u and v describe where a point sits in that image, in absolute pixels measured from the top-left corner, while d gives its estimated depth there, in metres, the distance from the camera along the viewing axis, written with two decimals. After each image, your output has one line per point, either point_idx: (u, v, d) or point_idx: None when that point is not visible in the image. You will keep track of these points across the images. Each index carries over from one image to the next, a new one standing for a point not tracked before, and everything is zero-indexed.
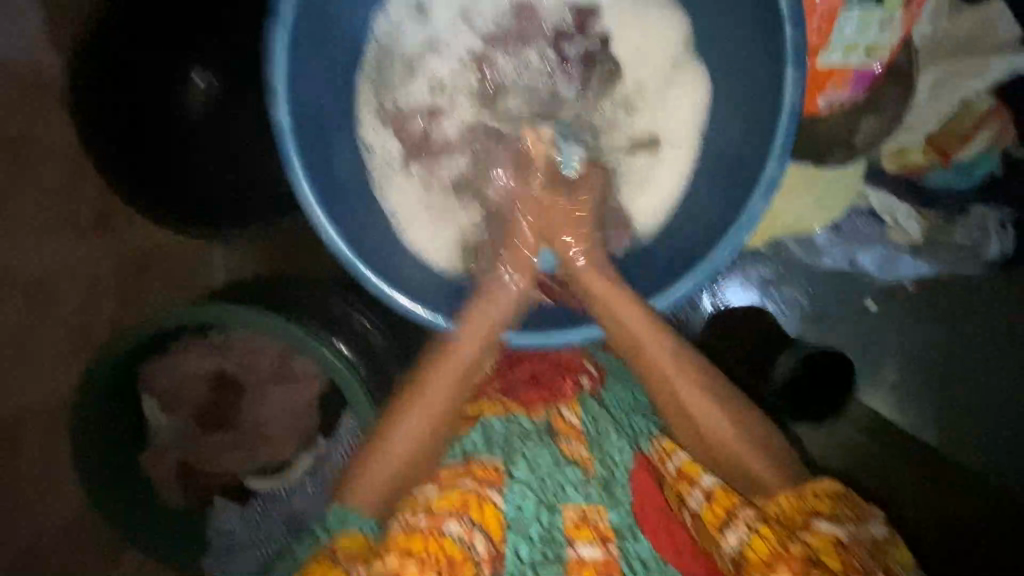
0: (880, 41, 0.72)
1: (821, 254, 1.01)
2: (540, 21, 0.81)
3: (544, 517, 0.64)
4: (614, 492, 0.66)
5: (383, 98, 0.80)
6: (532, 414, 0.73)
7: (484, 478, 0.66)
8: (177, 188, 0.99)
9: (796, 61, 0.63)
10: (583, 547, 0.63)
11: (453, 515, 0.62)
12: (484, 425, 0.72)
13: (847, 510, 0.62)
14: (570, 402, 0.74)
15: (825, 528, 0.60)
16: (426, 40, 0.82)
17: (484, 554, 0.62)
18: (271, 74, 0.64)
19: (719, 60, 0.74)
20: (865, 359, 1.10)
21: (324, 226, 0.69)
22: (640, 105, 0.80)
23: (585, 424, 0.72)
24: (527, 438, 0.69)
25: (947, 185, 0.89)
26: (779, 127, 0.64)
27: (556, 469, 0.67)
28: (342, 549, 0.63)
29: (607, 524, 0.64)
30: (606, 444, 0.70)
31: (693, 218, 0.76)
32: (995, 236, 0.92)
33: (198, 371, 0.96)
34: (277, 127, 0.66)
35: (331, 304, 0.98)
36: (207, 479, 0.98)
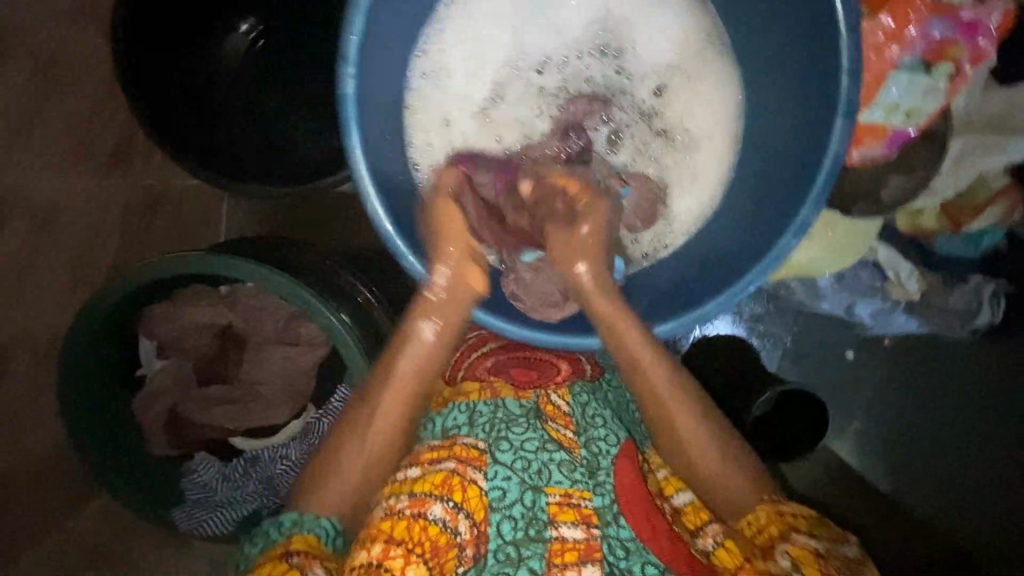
0: (921, 106, 0.74)
1: (821, 297, 1.05)
2: (598, 29, 0.81)
3: (528, 499, 0.66)
4: (597, 478, 0.68)
5: (441, 79, 0.80)
6: (521, 398, 0.73)
7: (468, 459, 0.68)
8: (196, 146, 0.97)
9: (846, 113, 0.64)
10: (566, 528, 0.65)
11: (437, 498, 0.65)
12: (469, 405, 0.72)
13: (825, 531, 0.65)
14: (559, 388, 0.76)
15: (804, 543, 0.63)
16: (491, 27, 0.81)
17: (468, 535, 0.65)
18: (345, 46, 0.63)
19: (760, 98, 0.76)
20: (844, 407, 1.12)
21: (372, 203, 0.69)
22: (692, 125, 0.81)
23: (574, 411, 0.74)
24: (514, 421, 0.70)
25: (950, 251, 0.94)
26: (821, 172, 0.66)
27: (541, 450, 0.69)
28: (298, 549, 0.63)
29: (590, 507, 0.67)
30: (592, 435, 0.72)
31: (716, 238, 0.77)
32: (987, 306, 0.96)
33: (202, 323, 0.94)
34: (342, 102, 0.66)
35: (338, 272, 1.01)
36: (199, 433, 0.98)
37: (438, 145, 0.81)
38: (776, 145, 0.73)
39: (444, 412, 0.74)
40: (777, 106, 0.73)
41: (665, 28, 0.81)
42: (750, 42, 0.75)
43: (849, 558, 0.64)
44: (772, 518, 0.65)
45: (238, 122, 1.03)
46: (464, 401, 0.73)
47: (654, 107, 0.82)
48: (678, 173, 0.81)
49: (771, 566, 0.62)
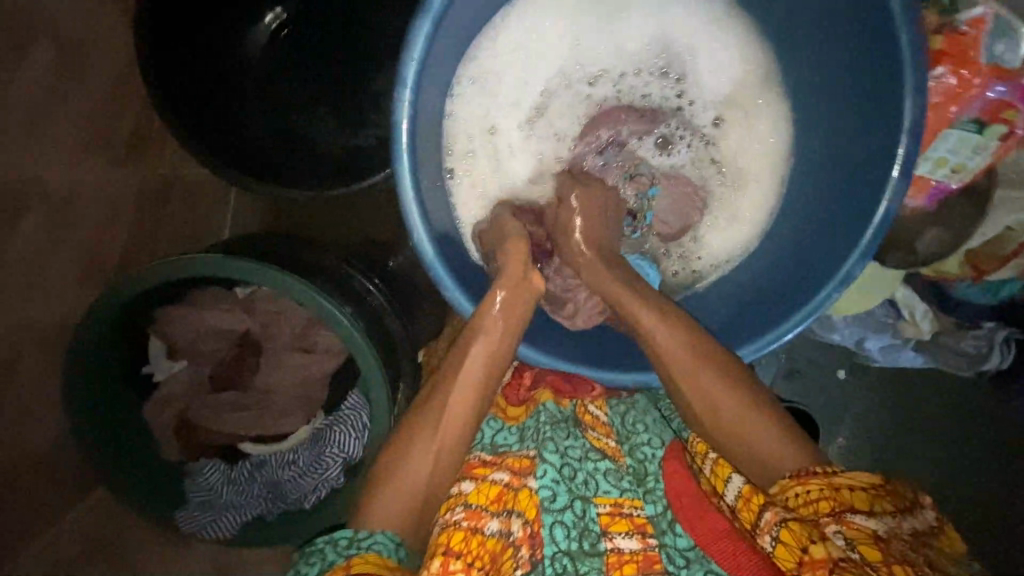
0: (969, 162, 0.73)
1: (833, 329, 1.05)
2: (660, 51, 0.80)
3: (578, 506, 0.66)
4: (647, 484, 0.70)
5: (490, 93, 0.78)
6: (560, 403, 0.77)
7: (518, 469, 0.69)
8: (219, 144, 0.95)
9: (904, 173, 0.64)
10: (621, 539, 0.65)
11: (492, 515, 0.64)
12: (513, 421, 0.76)
13: (891, 504, 0.57)
14: (597, 399, 0.79)
15: (860, 523, 0.55)
16: (544, 43, 0.79)
17: (521, 534, 0.66)
18: (404, 70, 0.62)
19: (817, 140, 0.75)
20: (846, 431, 1.14)
21: (417, 228, 0.68)
22: (737, 158, 0.81)
23: (614, 421, 0.77)
24: (558, 428, 0.73)
25: (966, 296, 0.95)
26: (870, 229, 0.66)
27: (585, 458, 0.71)
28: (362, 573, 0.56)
29: (642, 516, 0.67)
30: (635, 441, 0.74)
31: (757, 276, 0.78)
32: (998, 349, 0.98)
33: (221, 329, 0.92)
34: (394, 126, 0.65)
35: (355, 279, 1.02)
36: (206, 438, 0.95)
37: (480, 162, 0.79)
38: (827, 191, 0.73)
39: (499, 423, 0.75)
40: (830, 151, 0.73)
41: (720, 58, 0.80)
42: (808, 84, 0.75)
43: (919, 534, 0.56)
44: (828, 493, 0.58)
45: (253, 105, 1.00)
46: (510, 423, 0.75)
47: (704, 138, 0.82)
48: (722, 206, 0.82)
49: (832, 552, 0.53)
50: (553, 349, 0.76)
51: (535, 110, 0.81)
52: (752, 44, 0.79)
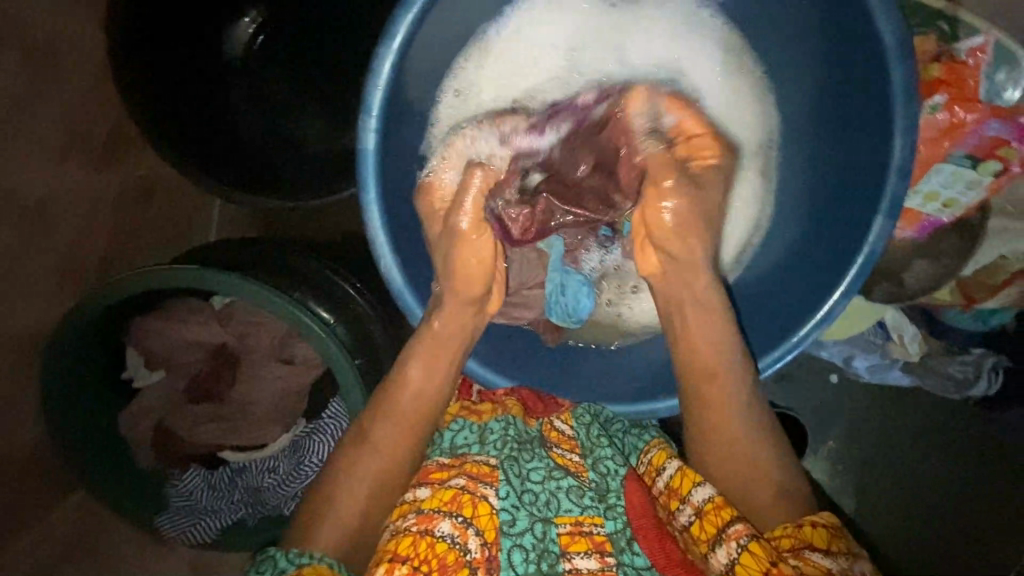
0: (960, 198, 0.71)
1: (822, 347, 1.01)
2: (649, 66, 0.77)
3: (538, 529, 0.66)
4: (608, 501, 0.70)
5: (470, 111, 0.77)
6: (528, 421, 0.76)
7: (478, 475, 0.68)
8: (204, 149, 0.94)
9: (887, 215, 0.64)
10: (580, 559, 0.65)
11: (445, 515, 0.64)
12: (478, 424, 0.74)
13: (842, 544, 0.61)
14: (564, 413, 0.79)
15: (815, 559, 0.59)
16: (524, 60, 0.78)
17: (478, 556, 0.63)
18: (369, 99, 0.63)
19: (813, 162, 0.74)
20: (837, 434, 1.12)
21: (381, 256, 0.70)
22: (728, 180, 0.79)
23: (579, 434, 0.76)
24: (523, 447, 0.72)
25: (958, 323, 0.94)
26: (852, 270, 0.66)
27: (548, 478, 0.70)
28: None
29: (603, 534, 0.67)
30: (598, 455, 0.73)
31: (745, 305, 0.78)
32: (986, 377, 0.96)
33: (194, 341, 0.91)
34: (361, 156, 0.66)
35: (331, 284, 0.99)
36: (185, 447, 0.95)
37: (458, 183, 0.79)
38: (822, 217, 0.72)
39: (452, 427, 0.75)
40: (816, 183, 0.73)
41: (706, 76, 0.77)
42: (805, 106, 0.73)
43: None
44: (790, 530, 0.62)
45: (239, 103, 0.99)
46: (473, 421, 0.74)
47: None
48: (717, 224, 0.80)
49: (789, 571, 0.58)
50: (505, 365, 0.81)
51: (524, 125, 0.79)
52: (754, 59, 0.76)
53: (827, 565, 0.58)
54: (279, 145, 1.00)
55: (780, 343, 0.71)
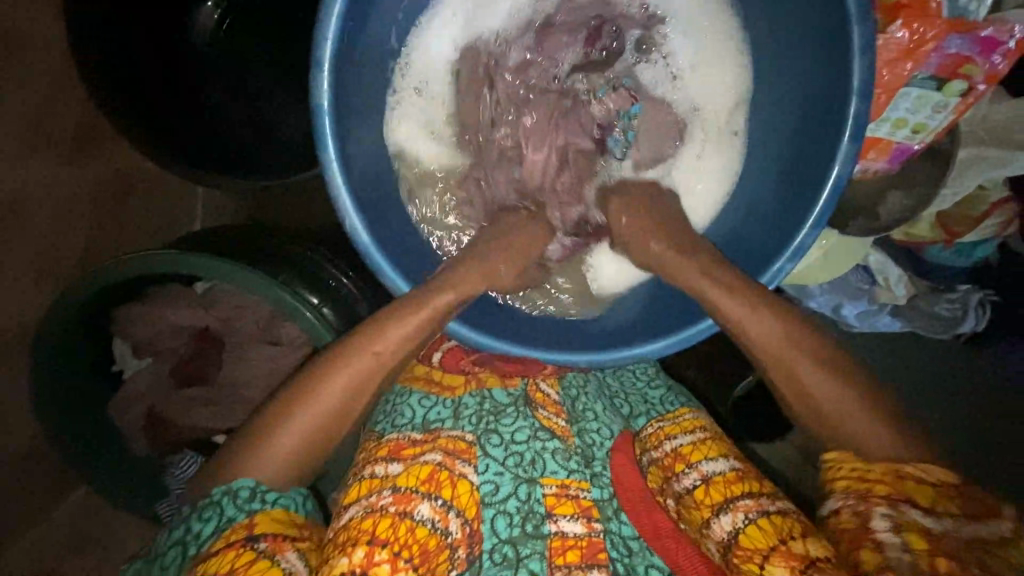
0: (930, 122, 0.69)
1: (809, 297, 1.00)
2: (602, 16, 0.80)
3: (523, 492, 0.72)
4: (593, 468, 0.75)
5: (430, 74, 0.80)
6: (507, 386, 0.79)
7: (455, 452, 0.72)
8: (175, 136, 0.94)
9: (854, 137, 0.65)
10: (565, 522, 0.71)
11: (422, 497, 0.67)
12: (453, 400, 0.76)
13: (952, 503, 0.56)
14: (548, 377, 0.82)
15: (914, 517, 0.55)
16: (478, 19, 0.80)
17: (459, 535, 0.68)
18: (317, 53, 0.63)
19: (772, 100, 0.75)
20: None
21: (349, 217, 0.68)
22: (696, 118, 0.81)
23: (565, 403, 0.80)
24: (502, 413, 0.76)
25: (939, 261, 0.94)
26: (822, 198, 0.67)
27: (532, 439, 0.75)
28: (264, 533, 0.60)
29: (589, 498, 0.73)
30: (585, 425, 0.78)
31: (730, 242, 0.78)
32: (974, 313, 0.95)
33: (180, 325, 0.91)
34: (316, 113, 0.66)
35: (318, 264, 1.00)
36: (176, 432, 0.96)
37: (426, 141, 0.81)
38: (788, 149, 0.74)
39: (426, 400, 0.76)
40: (777, 117, 0.75)
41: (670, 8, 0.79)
42: (763, 44, 0.75)
43: (980, 541, 0.54)
44: (889, 480, 0.58)
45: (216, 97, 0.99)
46: (446, 397, 0.76)
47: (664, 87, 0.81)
48: (690, 143, 0.81)
49: (809, 550, 0.60)
50: (487, 328, 0.76)
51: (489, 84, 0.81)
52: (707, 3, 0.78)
53: (924, 523, 0.55)
54: (264, 134, 0.99)
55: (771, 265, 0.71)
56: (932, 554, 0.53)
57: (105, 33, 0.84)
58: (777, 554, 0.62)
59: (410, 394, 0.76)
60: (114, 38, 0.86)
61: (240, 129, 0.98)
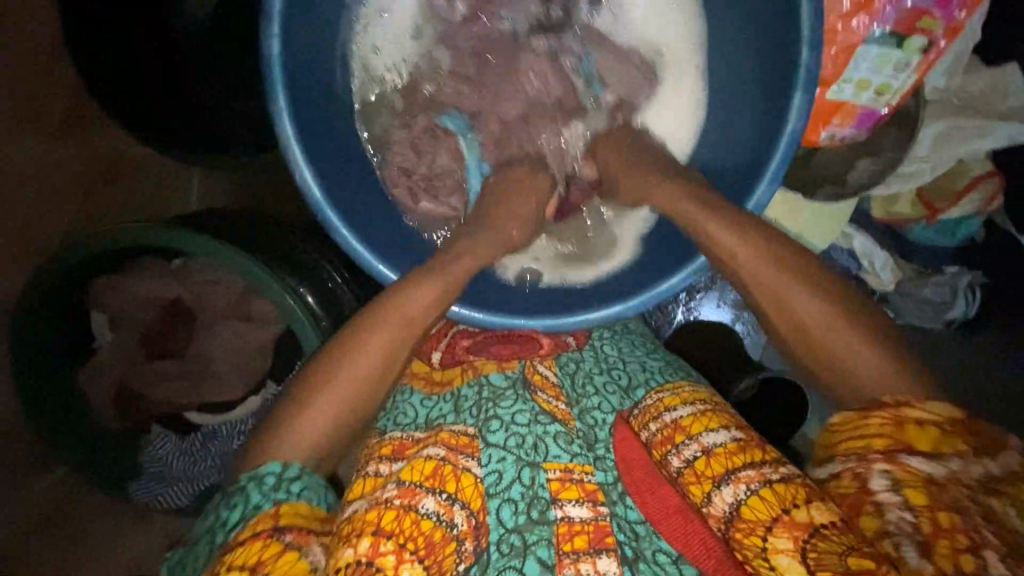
0: (892, 82, 0.70)
1: None
2: None
3: (525, 476, 0.65)
4: (597, 453, 0.68)
5: (395, 35, 0.81)
6: (505, 368, 0.73)
7: (455, 446, 0.66)
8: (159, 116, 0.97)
9: (806, 89, 0.63)
10: (570, 507, 0.64)
11: (427, 490, 0.62)
12: (455, 391, 0.72)
13: (963, 441, 0.51)
14: (545, 359, 0.76)
15: (915, 465, 0.51)
16: None
17: (465, 527, 0.62)
18: (267, 4, 0.63)
19: (721, 41, 0.75)
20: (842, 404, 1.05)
21: (300, 170, 0.69)
22: (662, 77, 0.80)
23: (563, 383, 0.74)
24: (501, 395, 0.70)
25: (925, 240, 0.90)
26: (775, 155, 0.66)
27: (533, 423, 0.68)
28: (290, 526, 0.56)
29: (593, 482, 0.66)
30: (586, 405, 0.71)
31: None
32: (963, 297, 0.90)
33: (153, 297, 0.93)
34: (265, 63, 0.66)
35: (298, 247, 0.97)
36: (149, 407, 0.96)
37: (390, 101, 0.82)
38: (741, 93, 0.73)
39: (429, 400, 0.72)
40: (738, 77, 0.74)
41: None
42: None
43: (992, 478, 0.50)
44: (889, 429, 0.53)
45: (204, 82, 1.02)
46: (440, 393, 0.73)
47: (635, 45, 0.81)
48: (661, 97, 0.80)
49: (815, 518, 0.55)
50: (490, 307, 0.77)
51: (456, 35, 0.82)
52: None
53: (927, 471, 0.50)
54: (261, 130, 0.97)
55: None
56: (937, 504, 0.49)
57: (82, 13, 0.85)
58: (781, 525, 0.57)
59: (417, 395, 0.73)
60: (113, 38, 0.88)
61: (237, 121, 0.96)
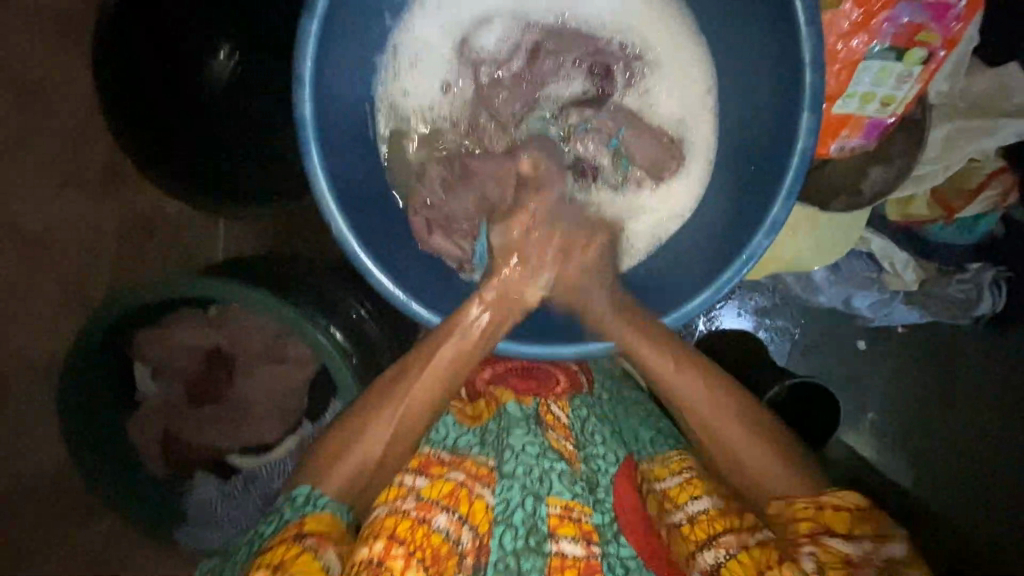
0: (895, 93, 0.73)
1: (818, 291, 1.00)
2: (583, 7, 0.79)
3: (529, 505, 0.66)
4: (597, 495, 0.69)
5: (413, 71, 0.78)
6: (522, 402, 0.74)
7: (476, 475, 0.69)
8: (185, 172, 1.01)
9: (814, 109, 0.65)
10: (566, 543, 0.65)
11: (441, 508, 0.65)
12: (480, 428, 0.74)
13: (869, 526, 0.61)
14: (559, 400, 0.76)
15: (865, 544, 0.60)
16: (470, 19, 0.79)
17: (469, 545, 0.65)
18: (299, 71, 0.64)
19: (741, 130, 0.74)
20: (873, 407, 1.08)
21: (337, 225, 0.69)
22: (686, 95, 0.78)
23: (574, 425, 0.74)
24: (514, 425, 0.71)
25: (942, 239, 0.91)
26: (789, 170, 0.66)
27: (541, 457, 0.69)
28: (312, 530, 0.61)
29: (591, 522, 0.67)
30: (589, 451, 0.72)
31: (715, 217, 0.75)
32: (987, 292, 0.94)
33: (192, 345, 0.96)
34: (299, 124, 0.67)
35: (325, 287, 0.98)
36: (190, 451, 0.99)
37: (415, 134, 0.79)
38: (748, 110, 0.73)
39: (462, 425, 0.75)
40: (747, 92, 0.72)
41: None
42: (736, 77, 0.74)
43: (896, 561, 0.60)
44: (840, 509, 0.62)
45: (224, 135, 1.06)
46: (469, 425, 0.75)
47: (655, 64, 0.78)
48: (691, 114, 0.78)
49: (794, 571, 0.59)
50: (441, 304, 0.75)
51: (471, 62, 0.79)
52: (694, 33, 0.77)
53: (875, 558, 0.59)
54: (269, 166, 0.98)
55: (751, 242, 0.68)
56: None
57: (111, 66, 0.91)
58: None
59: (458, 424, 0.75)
60: (140, 104, 0.93)
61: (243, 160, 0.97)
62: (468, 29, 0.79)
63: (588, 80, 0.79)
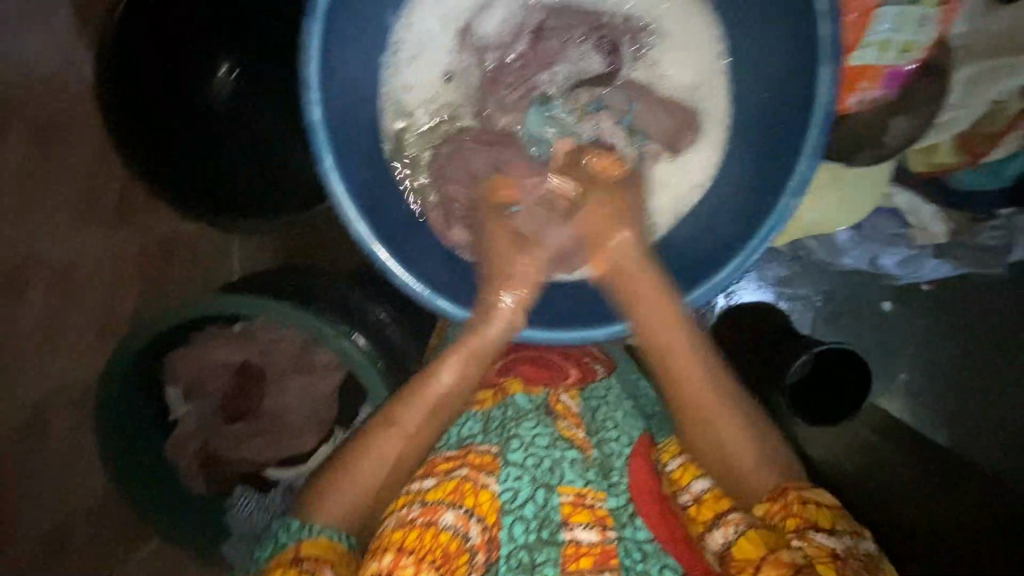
0: (916, 39, 0.73)
1: (842, 253, 1.00)
2: None
3: (540, 497, 0.64)
4: (611, 479, 0.66)
5: (418, 65, 0.78)
6: (530, 392, 0.72)
7: (479, 465, 0.66)
8: None
9: (831, 61, 0.62)
10: (580, 531, 0.63)
11: (447, 505, 0.63)
12: (482, 413, 0.72)
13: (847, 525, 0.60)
14: (570, 389, 0.74)
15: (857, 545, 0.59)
16: (471, 7, 0.78)
17: (479, 540, 0.63)
18: (306, 72, 0.64)
19: (756, 91, 0.73)
20: (907, 368, 1.06)
21: (356, 226, 0.69)
22: (695, 62, 0.77)
23: (584, 414, 0.72)
24: (524, 416, 0.69)
25: (975, 187, 0.89)
26: (812, 128, 0.64)
27: (552, 447, 0.67)
28: (309, 555, 0.60)
29: (605, 509, 0.65)
30: (603, 436, 0.70)
31: (735, 183, 0.75)
32: (1023, 236, 0.93)
33: (220, 362, 0.97)
34: (309, 128, 0.66)
35: (344, 293, 0.98)
36: (225, 469, 0.99)
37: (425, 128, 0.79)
38: (764, 71, 0.71)
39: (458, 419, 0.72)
40: (762, 53, 0.71)
41: None
42: (746, 38, 0.73)
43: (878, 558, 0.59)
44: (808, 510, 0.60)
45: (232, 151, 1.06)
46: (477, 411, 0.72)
47: (661, 33, 0.77)
48: (702, 80, 0.77)
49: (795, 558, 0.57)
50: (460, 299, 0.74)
51: (476, 52, 0.78)
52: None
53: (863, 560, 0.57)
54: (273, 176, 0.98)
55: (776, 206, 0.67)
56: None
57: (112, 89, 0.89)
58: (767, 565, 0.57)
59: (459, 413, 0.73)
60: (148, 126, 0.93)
61: (243, 160, 0.97)
62: (470, 17, 0.78)
63: (595, 55, 0.78)
